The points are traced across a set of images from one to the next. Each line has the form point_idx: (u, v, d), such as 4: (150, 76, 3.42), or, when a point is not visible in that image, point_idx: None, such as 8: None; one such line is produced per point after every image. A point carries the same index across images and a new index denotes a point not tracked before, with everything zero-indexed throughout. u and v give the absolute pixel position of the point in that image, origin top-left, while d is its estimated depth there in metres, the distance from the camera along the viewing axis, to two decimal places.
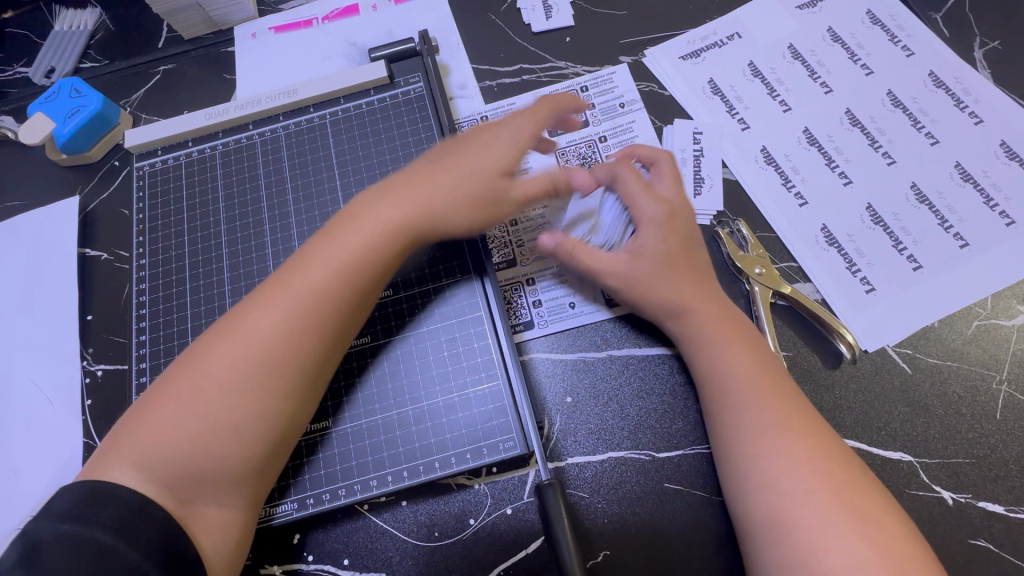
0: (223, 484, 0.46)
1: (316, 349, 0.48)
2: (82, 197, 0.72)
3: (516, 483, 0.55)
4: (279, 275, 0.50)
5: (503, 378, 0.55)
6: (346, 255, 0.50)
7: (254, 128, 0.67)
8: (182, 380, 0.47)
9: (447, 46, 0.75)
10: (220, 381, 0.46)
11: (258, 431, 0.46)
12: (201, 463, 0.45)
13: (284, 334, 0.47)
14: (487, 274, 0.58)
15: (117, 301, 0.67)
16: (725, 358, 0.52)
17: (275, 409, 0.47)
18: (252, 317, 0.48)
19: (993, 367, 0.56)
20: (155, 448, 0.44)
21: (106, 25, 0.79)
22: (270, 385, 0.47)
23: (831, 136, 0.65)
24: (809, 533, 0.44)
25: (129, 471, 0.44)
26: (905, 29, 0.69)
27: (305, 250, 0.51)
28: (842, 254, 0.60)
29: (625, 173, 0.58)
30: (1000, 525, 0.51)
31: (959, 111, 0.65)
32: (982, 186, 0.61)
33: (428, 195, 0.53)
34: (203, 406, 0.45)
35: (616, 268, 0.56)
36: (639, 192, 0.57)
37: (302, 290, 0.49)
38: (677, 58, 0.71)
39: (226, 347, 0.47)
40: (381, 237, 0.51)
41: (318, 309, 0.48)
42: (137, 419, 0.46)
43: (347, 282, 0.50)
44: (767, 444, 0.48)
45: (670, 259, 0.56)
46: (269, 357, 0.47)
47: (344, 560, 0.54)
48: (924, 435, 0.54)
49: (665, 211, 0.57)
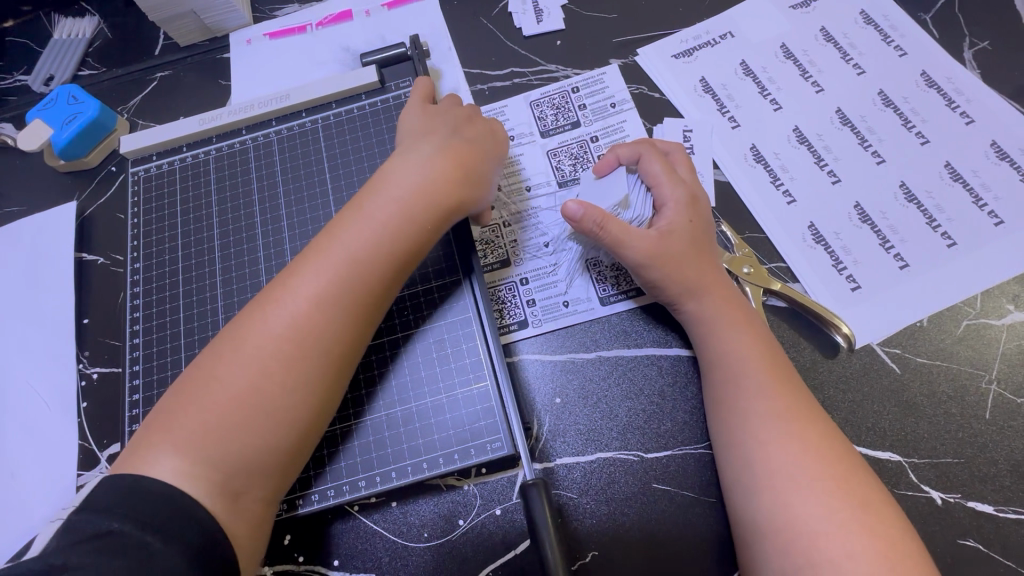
0: (277, 474, 0.46)
1: (364, 334, 0.50)
2: (80, 202, 0.73)
3: (505, 484, 0.55)
4: (320, 252, 0.49)
5: (491, 378, 0.55)
6: (393, 237, 0.50)
7: (248, 133, 0.68)
8: (230, 366, 0.46)
9: (439, 50, 0.75)
10: (277, 364, 0.46)
11: (314, 418, 0.47)
12: (262, 453, 0.45)
13: (337, 318, 0.48)
14: (476, 278, 0.58)
15: (113, 304, 0.68)
16: (736, 344, 0.52)
17: (329, 395, 0.48)
18: (298, 300, 0.47)
19: (981, 367, 0.55)
20: (212, 444, 0.43)
21: (104, 33, 0.80)
22: (326, 371, 0.47)
23: (821, 135, 0.66)
24: (809, 519, 0.43)
25: (186, 468, 0.42)
26: (898, 29, 0.69)
27: (341, 228, 0.50)
28: (829, 252, 0.61)
29: (652, 157, 0.59)
30: (989, 524, 0.51)
31: (950, 111, 0.65)
32: (972, 186, 0.61)
33: (457, 181, 0.54)
34: (259, 394, 0.45)
35: (646, 246, 0.55)
36: (666, 176, 0.58)
37: (354, 280, 0.49)
38: (669, 57, 0.72)
39: (275, 331, 0.46)
40: (422, 221, 0.52)
41: (368, 293, 0.49)
42: (182, 412, 0.44)
43: (393, 271, 0.51)
44: (772, 429, 0.48)
45: (694, 244, 0.56)
46: (325, 342, 0.47)
47: (334, 561, 0.55)
48: (913, 434, 0.54)
49: (690, 194, 0.58)
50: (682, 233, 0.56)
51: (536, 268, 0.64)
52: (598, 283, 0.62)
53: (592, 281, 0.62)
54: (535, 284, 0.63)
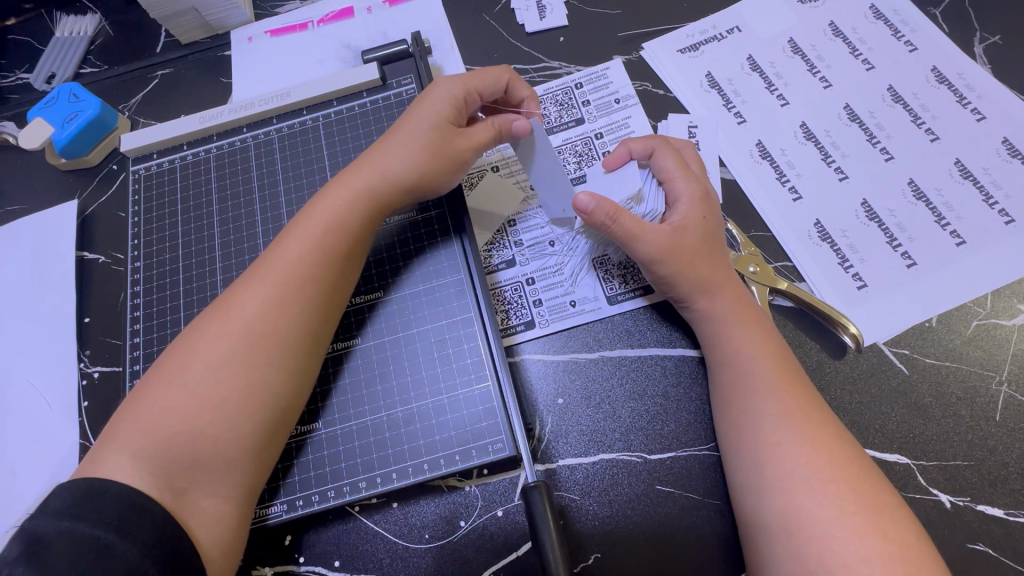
0: (219, 468, 0.46)
1: (299, 320, 0.49)
2: (82, 201, 0.72)
3: (507, 485, 0.55)
4: (263, 254, 0.52)
5: (493, 379, 0.55)
6: (320, 227, 0.52)
7: (248, 131, 0.68)
8: (169, 359, 0.48)
9: (441, 47, 0.75)
10: (207, 353, 0.47)
11: (245, 404, 0.46)
12: (193, 442, 0.45)
13: (266, 307, 0.49)
14: (474, 273, 0.58)
15: (113, 303, 0.68)
16: (746, 343, 0.52)
17: (260, 381, 0.47)
18: (232, 295, 0.50)
19: (992, 368, 0.54)
20: (150, 436, 0.44)
21: (105, 31, 0.80)
22: (255, 356, 0.47)
23: (829, 132, 0.65)
24: (823, 522, 0.43)
25: (122, 456, 0.44)
26: (908, 24, 0.68)
27: (282, 232, 0.53)
28: (835, 250, 0.60)
29: (666, 152, 0.59)
30: (999, 528, 0.50)
31: (961, 107, 0.64)
32: (982, 183, 0.60)
33: (396, 155, 0.55)
34: (190, 382, 0.46)
35: (658, 240, 0.54)
36: (681, 171, 0.58)
37: (281, 268, 0.50)
38: (675, 52, 0.71)
39: (210, 324, 0.48)
40: (351, 206, 0.53)
41: (294, 280, 0.50)
42: (129, 410, 0.46)
43: (323, 256, 0.51)
44: (784, 430, 0.47)
45: (706, 239, 0.56)
46: (250, 329, 0.48)
47: (335, 562, 0.54)
48: (921, 437, 0.53)
49: (704, 189, 0.58)
50: (693, 226, 0.56)
51: (540, 267, 0.63)
52: (604, 281, 0.61)
53: (598, 280, 0.61)
54: (539, 282, 0.62)
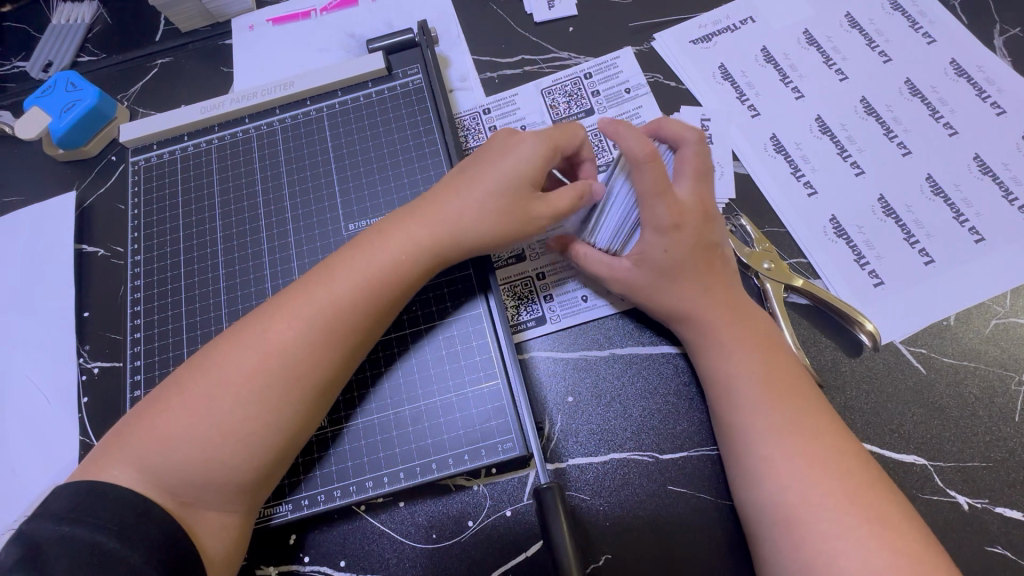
0: (217, 490, 0.44)
1: (335, 362, 0.47)
2: (80, 192, 0.71)
3: (517, 484, 0.54)
4: (308, 287, 0.48)
5: (502, 377, 0.53)
6: (372, 273, 0.49)
7: (250, 122, 0.66)
8: (195, 382, 0.45)
9: (447, 37, 0.73)
10: (241, 394, 0.44)
11: (272, 440, 0.45)
12: (207, 469, 0.43)
13: (304, 346, 0.46)
14: (485, 269, 0.56)
15: (114, 297, 0.66)
16: (732, 358, 0.50)
17: (290, 418, 0.45)
18: (270, 327, 0.47)
19: (1011, 368, 0.53)
20: (163, 454, 0.43)
21: (103, 19, 0.78)
22: (289, 404, 0.45)
23: (845, 125, 0.63)
24: (825, 539, 0.41)
25: (129, 469, 0.43)
26: (926, 15, 0.67)
27: (329, 260, 0.50)
28: (851, 246, 0.58)
29: (640, 171, 0.49)
30: (1018, 531, 0.49)
31: (981, 101, 0.62)
32: (1002, 179, 0.59)
33: (467, 208, 0.51)
34: (216, 416, 0.44)
35: (615, 273, 0.54)
36: (650, 194, 0.49)
37: (324, 305, 0.47)
38: (687, 42, 0.69)
39: (246, 359, 0.45)
40: (407, 256, 0.50)
41: (337, 324, 0.47)
42: (141, 422, 0.45)
43: (366, 300, 0.48)
44: (778, 443, 0.45)
45: (673, 269, 0.52)
46: (287, 372, 0.45)
47: (340, 562, 0.53)
48: (938, 437, 0.52)
49: (672, 218, 0.50)
50: (662, 256, 0.51)
51: (551, 262, 0.61)
52: None
53: None
54: (550, 279, 0.61)
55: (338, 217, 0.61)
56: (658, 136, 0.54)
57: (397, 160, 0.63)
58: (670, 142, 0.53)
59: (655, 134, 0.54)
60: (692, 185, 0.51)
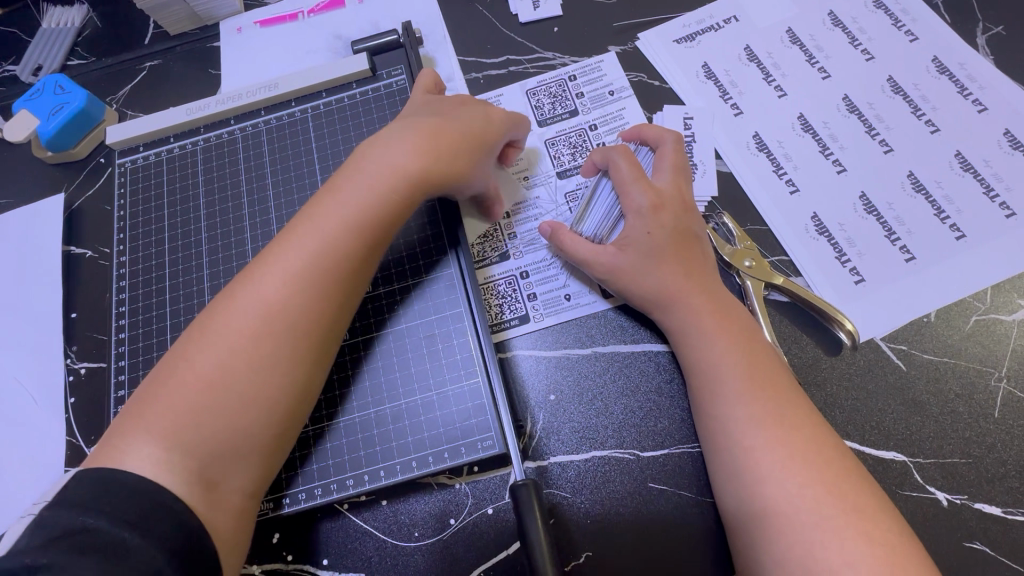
0: (249, 458, 0.45)
1: (337, 313, 0.49)
2: (68, 194, 0.71)
3: (498, 483, 0.54)
4: (293, 240, 0.49)
5: (482, 375, 0.54)
6: (366, 224, 0.50)
7: (236, 123, 0.67)
8: (200, 351, 0.46)
9: (433, 38, 0.73)
10: (251, 353, 0.46)
11: (288, 391, 0.46)
12: (234, 436, 0.44)
13: (306, 303, 0.47)
14: (466, 268, 0.57)
15: (101, 299, 0.67)
16: (713, 348, 0.50)
17: (299, 368, 0.47)
18: (262, 285, 0.47)
19: (991, 364, 0.54)
20: (187, 430, 0.43)
21: (93, 23, 0.78)
22: (299, 353, 0.47)
23: (827, 123, 0.63)
24: (805, 529, 0.41)
25: (154, 454, 0.42)
26: (909, 13, 0.67)
27: (309, 212, 0.50)
28: (833, 244, 0.59)
29: (620, 162, 0.56)
30: (997, 527, 0.49)
31: (962, 98, 0.62)
32: (983, 176, 0.59)
33: (448, 159, 0.53)
34: (231, 380, 0.45)
35: (598, 260, 0.55)
36: (631, 179, 0.55)
37: (319, 257, 0.48)
38: (671, 42, 0.69)
39: (247, 317, 0.46)
40: (395, 200, 0.51)
41: (335, 273, 0.48)
42: (151, 403, 0.44)
43: (362, 246, 0.50)
44: (757, 434, 0.46)
45: (655, 251, 0.53)
46: (292, 324, 0.47)
47: (323, 561, 0.53)
48: (918, 433, 0.52)
49: (652, 200, 0.54)
50: (644, 238, 0.54)
51: (535, 261, 0.62)
52: None
53: None
54: (532, 278, 0.61)
55: None
56: (641, 139, 0.60)
57: None
58: (650, 143, 0.60)
59: (636, 139, 0.61)
60: (669, 174, 0.56)
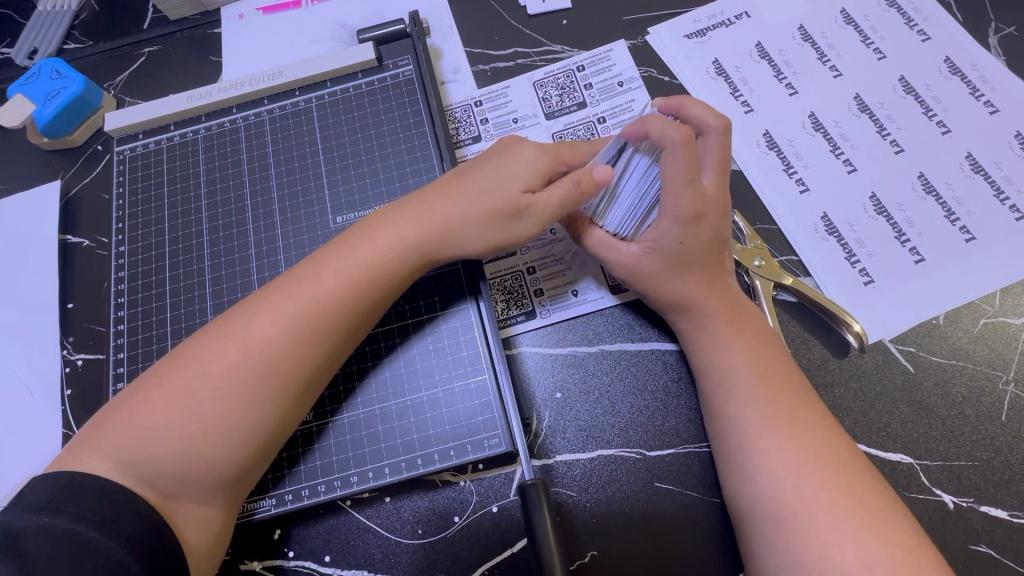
0: (202, 482, 0.44)
1: (318, 361, 0.47)
2: (64, 182, 0.70)
3: (503, 480, 0.53)
4: (291, 288, 0.48)
5: (489, 372, 0.53)
6: (357, 265, 0.49)
7: (238, 112, 0.65)
8: (175, 381, 0.45)
9: (439, 28, 0.72)
10: (224, 395, 0.44)
11: (253, 436, 0.45)
12: (185, 462, 0.43)
13: (290, 348, 0.46)
14: (475, 264, 0.56)
15: (98, 289, 0.65)
16: (728, 352, 0.49)
17: (268, 417, 0.45)
18: (252, 325, 0.46)
19: (999, 367, 0.53)
20: (139, 447, 0.43)
21: (90, 5, 0.76)
22: (270, 400, 0.45)
23: (838, 122, 0.63)
24: (819, 532, 0.41)
25: (107, 459, 0.43)
26: (922, 13, 0.66)
27: (319, 255, 0.50)
28: (843, 245, 0.58)
29: (675, 155, 0.45)
30: (1002, 530, 0.49)
31: (974, 100, 0.62)
32: (993, 178, 0.59)
33: (451, 198, 0.51)
34: (197, 411, 0.44)
35: (623, 261, 0.53)
36: (679, 182, 0.46)
37: (309, 302, 0.47)
38: (681, 37, 0.69)
39: (228, 352, 0.45)
40: (393, 249, 0.50)
41: (320, 325, 0.47)
42: (118, 413, 0.44)
43: (350, 298, 0.48)
44: (770, 436, 0.45)
45: (685, 264, 0.51)
46: (269, 368, 0.45)
47: (325, 557, 0.53)
48: (926, 436, 0.52)
49: (695, 210, 0.48)
50: (674, 243, 0.50)
51: (541, 256, 0.61)
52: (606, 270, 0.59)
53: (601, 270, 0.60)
54: (539, 274, 0.60)
55: (326, 210, 0.61)
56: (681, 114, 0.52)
57: (386, 153, 0.62)
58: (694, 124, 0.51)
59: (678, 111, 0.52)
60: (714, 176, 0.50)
